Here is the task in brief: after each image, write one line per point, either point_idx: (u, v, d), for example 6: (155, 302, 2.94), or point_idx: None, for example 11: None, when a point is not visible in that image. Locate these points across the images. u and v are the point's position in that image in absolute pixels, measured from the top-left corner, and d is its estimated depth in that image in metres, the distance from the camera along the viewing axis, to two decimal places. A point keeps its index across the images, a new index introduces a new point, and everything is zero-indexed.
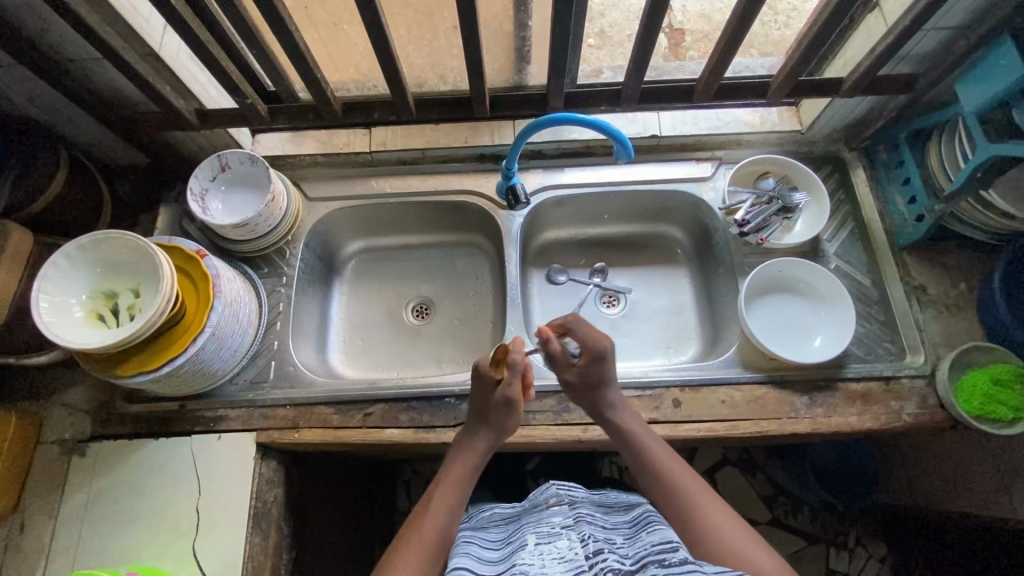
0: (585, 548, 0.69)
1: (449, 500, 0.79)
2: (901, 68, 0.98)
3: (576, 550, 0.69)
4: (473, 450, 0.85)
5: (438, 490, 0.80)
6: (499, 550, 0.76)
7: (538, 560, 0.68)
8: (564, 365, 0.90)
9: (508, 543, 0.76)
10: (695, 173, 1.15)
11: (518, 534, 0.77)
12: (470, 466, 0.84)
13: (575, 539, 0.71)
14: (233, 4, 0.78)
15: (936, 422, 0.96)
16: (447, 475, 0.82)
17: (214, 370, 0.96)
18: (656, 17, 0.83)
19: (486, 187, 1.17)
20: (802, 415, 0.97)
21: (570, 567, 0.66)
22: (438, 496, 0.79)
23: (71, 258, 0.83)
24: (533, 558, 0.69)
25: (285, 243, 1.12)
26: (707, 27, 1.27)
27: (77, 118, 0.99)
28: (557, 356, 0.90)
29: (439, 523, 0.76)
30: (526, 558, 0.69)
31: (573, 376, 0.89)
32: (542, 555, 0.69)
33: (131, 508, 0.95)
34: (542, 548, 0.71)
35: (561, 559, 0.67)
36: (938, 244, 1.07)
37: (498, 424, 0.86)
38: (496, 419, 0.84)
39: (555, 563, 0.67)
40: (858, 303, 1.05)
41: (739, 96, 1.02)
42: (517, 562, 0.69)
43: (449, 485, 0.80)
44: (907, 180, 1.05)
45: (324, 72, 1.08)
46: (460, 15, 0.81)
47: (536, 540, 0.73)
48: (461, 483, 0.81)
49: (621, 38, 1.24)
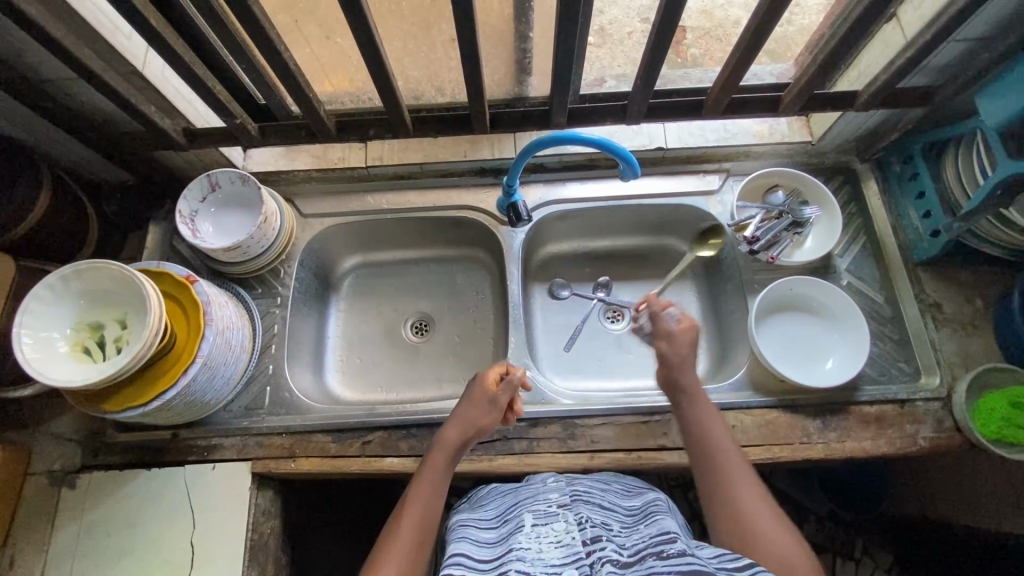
0: (581, 532, 0.67)
1: (426, 498, 0.76)
2: (918, 79, 0.94)
3: (572, 534, 0.67)
4: (447, 443, 0.82)
5: (414, 491, 0.77)
6: (498, 530, 0.74)
7: (535, 543, 0.67)
8: (663, 334, 0.88)
9: (505, 522, 0.75)
10: (702, 185, 1.11)
11: (515, 512, 0.76)
12: (446, 461, 0.81)
13: (571, 521, 0.69)
14: (219, 23, 0.74)
15: (952, 446, 0.93)
16: (424, 472, 0.79)
17: (207, 400, 0.93)
18: (667, 31, 0.79)
19: (487, 203, 1.14)
20: (815, 440, 0.94)
21: (567, 553, 0.64)
22: (415, 494, 0.76)
23: (54, 288, 0.79)
24: (529, 540, 0.68)
25: (279, 263, 1.09)
26: (708, 25, 1.12)
27: (61, 137, 0.95)
28: (658, 317, 0.90)
29: (416, 530, 0.72)
30: (522, 540, 0.68)
31: (667, 352, 0.86)
32: (538, 538, 0.68)
33: (124, 541, 0.92)
34: (539, 531, 0.69)
35: (556, 544, 0.66)
36: (952, 260, 1.04)
37: (470, 420, 0.84)
38: (473, 410, 0.85)
39: (552, 548, 0.66)
40: (871, 322, 1.02)
41: (749, 110, 0.99)
42: (514, 545, 0.68)
43: (422, 486, 0.77)
44: (922, 193, 1.02)
45: (315, 86, 1.04)
46: (458, 31, 0.77)
47: (533, 521, 0.71)
48: (436, 479, 0.78)
49: (621, 36, 1.12)
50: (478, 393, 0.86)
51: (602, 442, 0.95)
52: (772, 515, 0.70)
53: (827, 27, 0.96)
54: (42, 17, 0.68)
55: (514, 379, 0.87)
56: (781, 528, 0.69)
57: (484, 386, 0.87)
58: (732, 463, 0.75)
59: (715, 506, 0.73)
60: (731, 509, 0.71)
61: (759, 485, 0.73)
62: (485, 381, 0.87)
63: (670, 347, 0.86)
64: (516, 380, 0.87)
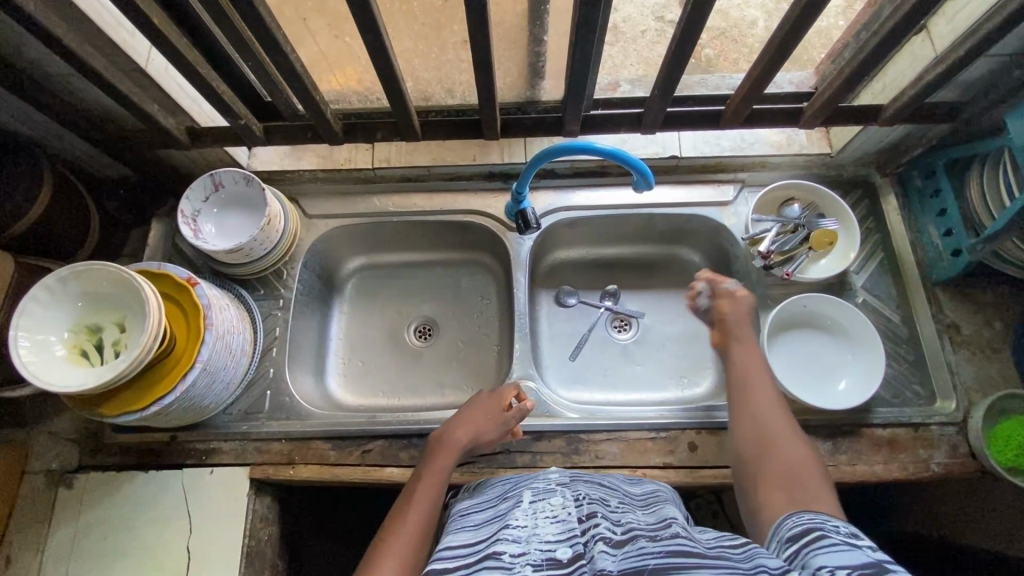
0: (578, 509, 0.63)
1: (433, 495, 0.74)
2: (945, 94, 0.91)
3: (569, 510, 0.63)
4: (455, 446, 0.81)
5: (419, 487, 0.75)
6: (491, 510, 0.69)
7: (531, 520, 0.62)
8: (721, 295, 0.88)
9: (498, 502, 0.70)
10: (716, 196, 1.09)
11: (510, 494, 0.71)
12: (450, 459, 0.79)
13: (568, 497, 0.65)
14: (226, 25, 0.72)
15: (966, 473, 0.91)
16: (428, 470, 0.78)
17: (207, 403, 0.91)
18: (687, 41, 0.76)
19: (495, 207, 1.11)
20: (825, 463, 0.92)
21: (562, 529, 0.59)
22: (423, 488, 0.75)
23: (51, 290, 0.78)
24: (525, 517, 0.62)
25: (282, 265, 1.07)
26: (725, 25, 1.07)
27: (62, 133, 0.93)
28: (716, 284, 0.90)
29: (421, 517, 0.70)
30: (518, 517, 0.62)
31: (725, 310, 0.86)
32: (534, 514, 0.63)
33: (120, 544, 0.91)
34: (535, 506, 0.64)
35: (552, 520, 0.61)
36: (973, 282, 1.01)
37: (482, 428, 0.85)
38: (484, 417, 0.85)
39: (547, 523, 0.61)
40: (887, 341, 0.99)
41: (769, 121, 0.96)
42: (508, 521, 0.62)
43: (430, 481, 0.76)
44: (943, 211, 0.99)
45: (322, 85, 1.00)
46: (472, 38, 0.74)
47: (530, 497, 0.67)
48: (443, 478, 0.77)
49: (636, 34, 1.08)
50: (487, 400, 0.88)
51: (606, 458, 0.94)
52: (797, 443, 0.69)
53: (853, 36, 0.92)
54: (45, 16, 0.66)
55: (526, 407, 0.89)
56: (798, 445, 0.69)
57: (499, 404, 0.87)
58: (762, 394, 0.75)
59: (739, 425, 0.74)
60: (756, 433, 0.71)
61: (788, 418, 0.72)
62: (499, 395, 0.89)
63: (730, 307, 0.86)
64: (528, 408, 0.88)
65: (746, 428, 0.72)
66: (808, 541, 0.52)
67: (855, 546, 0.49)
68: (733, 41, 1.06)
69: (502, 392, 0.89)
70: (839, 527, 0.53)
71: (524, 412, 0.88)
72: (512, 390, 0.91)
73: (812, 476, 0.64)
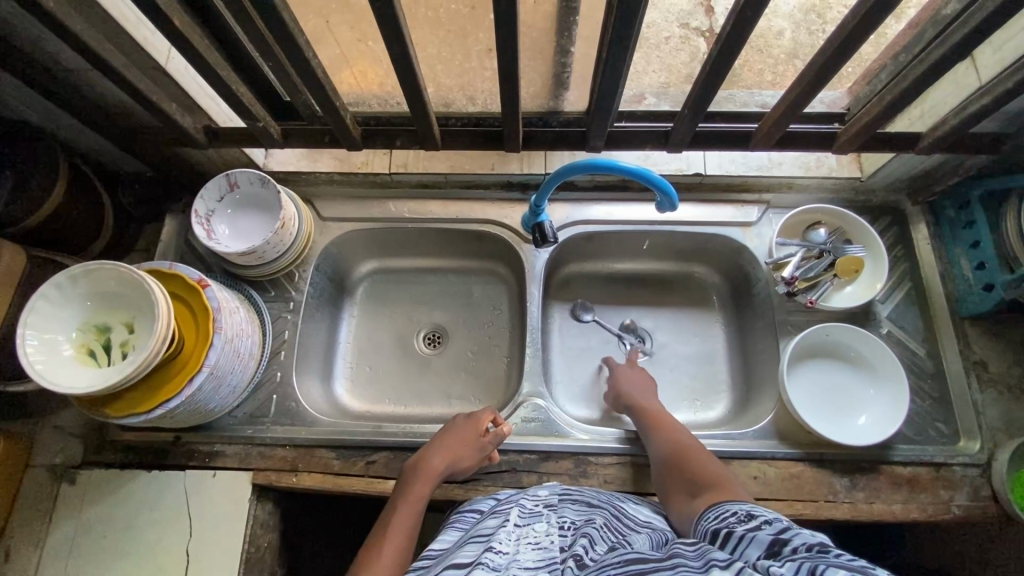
0: (561, 538, 0.61)
1: (409, 524, 0.75)
2: (986, 125, 0.87)
3: (552, 538, 0.61)
4: (431, 472, 0.82)
5: (399, 513, 0.76)
6: (476, 528, 0.68)
7: (513, 544, 0.60)
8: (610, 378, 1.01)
9: (483, 520, 0.69)
10: (739, 216, 1.06)
11: (495, 512, 0.70)
12: (427, 486, 0.80)
13: (553, 524, 0.64)
14: (249, 30, 0.70)
15: (987, 518, 0.88)
16: (407, 496, 0.79)
17: (212, 407, 0.90)
18: (722, 63, 0.74)
19: (511, 218, 1.10)
20: (841, 500, 0.89)
21: (543, 557, 0.57)
22: (400, 519, 0.75)
23: (62, 288, 0.77)
24: (506, 540, 0.61)
25: (295, 268, 1.05)
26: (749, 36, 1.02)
27: (78, 127, 0.93)
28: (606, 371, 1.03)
29: (398, 545, 0.71)
30: (500, 539, 0.61)
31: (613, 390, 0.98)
32: (518, 538, 0.61)
33: (117, 545, 0.90)
34: (520, 531, 0.63)
35: (534, 547, 0.59)
36: (1003, 318, 0.98)
37: (456, 458, 0.85)
38: (453, 442, 0.86)
39: (528, 549, 0.59)
40: (910, 376, 0.96)
41: (800, 145, 0.93)
42: (489, 544, 0.59)
43: (409, 509, 0.77)
44: (977, 243, 0.95)
45: (343, 88, 0.99)
46: (500, 51, 0.73)
47: (515, 520, 0.65)
48: (421, 504, 0.78)
49: (658, 41, 1.02)
50: (459, 424, 0.88)
51: (615, 482, 0.92)
52: (718, 467, 0.73)
53: (890, 59, 0.89)
54: (66, 14, 0.65)
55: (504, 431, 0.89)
56: (719, 468, 0.73)
57: (476, 428, 0.87)
58: (678, 440, 0.81)
59: (666, 468, 0.78)
60: (679, 470, 0.76)
61: (707, 453, 0.77)
62: (475, 419, 0.88)
63: (621, 377, 0.98)
64: (504, 432, 0.87)
65: (672, 470, 0.77)
66: (718, 538, 0.53)
67: (757, 525, 0.52)
68: (757, 51, 1.01)
69: (476, 415, 0.89)
70: (738, 510, 0.56)
71: (500, 435, 0.87)
72: (489, 415, 0.90)
73: (732, 485, 0.67)
